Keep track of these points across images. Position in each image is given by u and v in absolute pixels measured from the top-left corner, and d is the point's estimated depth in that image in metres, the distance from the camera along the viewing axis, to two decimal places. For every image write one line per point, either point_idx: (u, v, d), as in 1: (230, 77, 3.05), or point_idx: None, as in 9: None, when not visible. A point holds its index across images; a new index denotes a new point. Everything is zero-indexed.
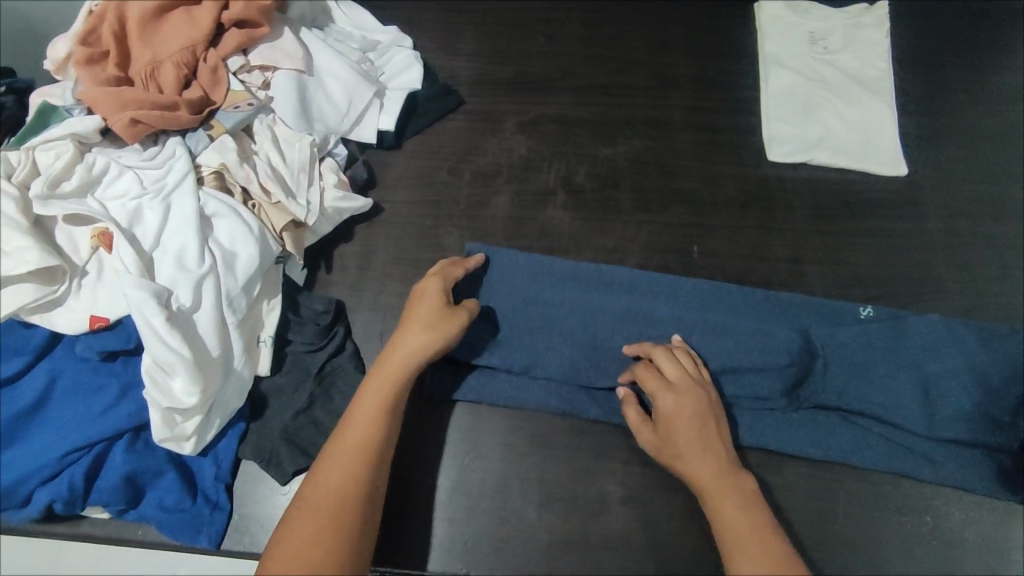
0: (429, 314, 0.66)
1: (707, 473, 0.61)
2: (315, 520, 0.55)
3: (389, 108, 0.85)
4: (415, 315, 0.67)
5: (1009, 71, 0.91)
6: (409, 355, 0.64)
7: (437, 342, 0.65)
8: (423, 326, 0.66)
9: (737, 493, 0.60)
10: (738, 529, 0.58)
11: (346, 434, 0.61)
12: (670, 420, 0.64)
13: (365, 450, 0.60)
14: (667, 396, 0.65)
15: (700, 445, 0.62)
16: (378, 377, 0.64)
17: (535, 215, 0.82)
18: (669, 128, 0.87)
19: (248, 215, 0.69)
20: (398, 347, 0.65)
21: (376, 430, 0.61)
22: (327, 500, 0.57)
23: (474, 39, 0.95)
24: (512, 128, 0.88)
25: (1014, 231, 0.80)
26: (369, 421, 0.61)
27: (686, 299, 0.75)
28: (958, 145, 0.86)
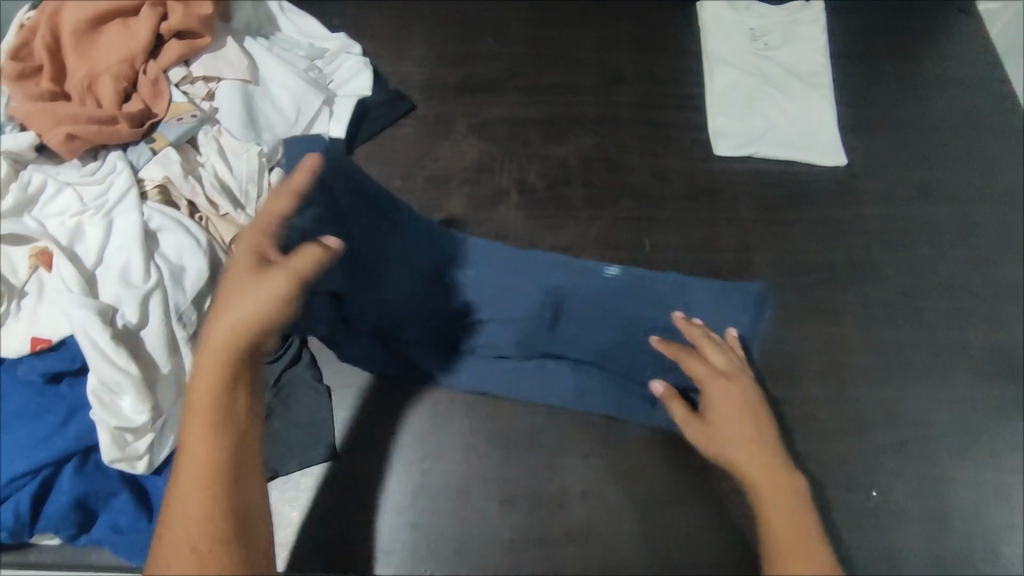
0: (234, 275, 0.49)
1: (758, 466, 0.55)
2: (181, 524, 0.42)
3: (339, 116, 0.85)
4: (231, 280, 0.48)
5: (938, 61, 0.95)
6: (234, 324, 0.47)
7: (259, 301, 0.47)
8: (243, 286, 0.48)
9: (788, 504, 0.52)
10: (785, 532, 0.50)
11: (189, 437, 0.45)
12: (717, 411, 0.60)
13: (205, 451, 0.44)
14: (717, 386, 0.62)
15: (747, 436, 0.57)
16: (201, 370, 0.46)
17: (489, 216, 0.83)
18: (617, 125, 0.89)
19: (195, 229, 0.68)
20: (221, 318, 0.47)
21: (223, 426, 0.45)
22: (189, 507, 0.43)
23: (424, 44, 0.96)
24: (463, 131, 0.89)
25: (946, 214, 0.84)
26: (200, 423, 0.45)
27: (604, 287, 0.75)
28: (891, 134, 0.89)
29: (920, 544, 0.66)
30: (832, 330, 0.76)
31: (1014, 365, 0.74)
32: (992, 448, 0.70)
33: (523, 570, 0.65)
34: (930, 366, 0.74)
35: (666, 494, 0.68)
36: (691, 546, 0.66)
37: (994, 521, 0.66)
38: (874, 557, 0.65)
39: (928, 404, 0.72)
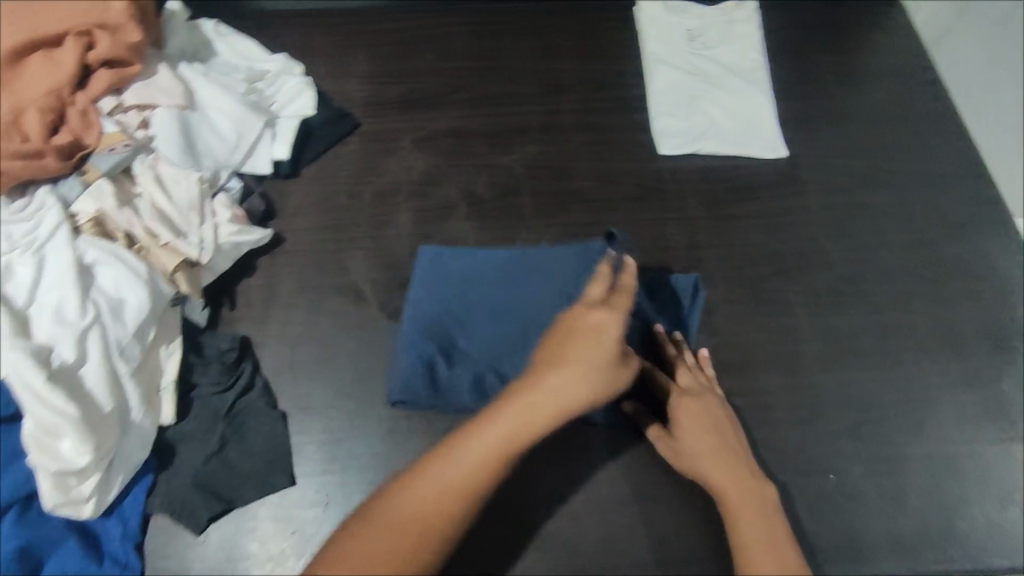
0: (603, 361, 0.59)
1: (728, 482, 0.62)
2: (409, 533, 0.53)
3: (282, 136, 0.84)
4: (577, 357, 0.59)
5: (869, 53, 0.98)
6: (552, 397, 0.58)
7: (583, 387, 0.58)
8: (577, 370, 0.58)
9: (753, 508, 0.60)
10: (752, 533, 0.58)
11: (465, 457, 0.56)
12: (691, 425, 0.65)
13: (486, 476, 0.56)
14: (691, 400, 0.66)
15: (716, 448, 0.63)
16: (528, 409, 0.58)
17: (439, 229, 0.82)
18: (562, 132, 0.90)
19: (134, 260, 0.66)
20: (544, 392, 0.58)
21: (488, 470, 0.56)
22: (420, 518, 0.54)
23: (366, 61, 0.96)
24: (409, 146, 0.89)
25: (885, 198, 0.86)
26: (495, 454, 0.57)
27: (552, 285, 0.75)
28: (829, 124, 0.92)
29: (878, 525, 0.67)
30: (783, 319, 0.77)
31: (958, 342, 0.76)
32: (940, 425, 0.71)
33: None
34: (879, 348, 0.75)
35: (628, 494, 0.68)
36: (655, 544, 0.66)
37: (946, 495, 0.68)
38: (834, 541, 0.66)
39: (879, 386, 0.73)
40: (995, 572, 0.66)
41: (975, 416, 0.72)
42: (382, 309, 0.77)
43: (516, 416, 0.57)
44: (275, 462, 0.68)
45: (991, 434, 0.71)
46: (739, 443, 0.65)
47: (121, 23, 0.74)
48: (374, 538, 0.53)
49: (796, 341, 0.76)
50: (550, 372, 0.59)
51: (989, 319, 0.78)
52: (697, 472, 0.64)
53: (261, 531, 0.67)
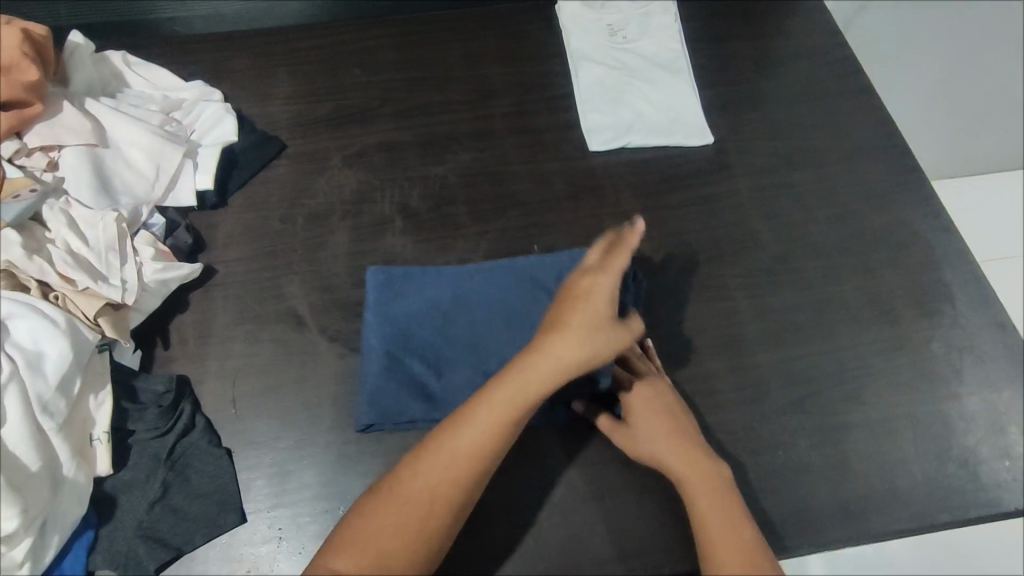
0: (599, 325, 0.60)
1: (681, 465, 0.63)
2: (417, 505, 0.55)
3: (204, 167, 0.82)
4: (577, 324, 0.59)
5: (784, 36, 1.01)
6: (558, 366, 0.58)
7: (587, 353, 0.58)
8: (581, 335, 0.59)
9: (713, 491, 0.61)
10: (715, 516, 0.60)
11: (467, 437, 0.57)
12: (647, 414, 0.66)
13: (493, 446, 0.57)
14: (647, 388, 0.68)
15: (673, 435, 0.65)
16: (527, 378, 0.58)
17: (376, 245, 0.81)
18: (494, 137, 0.90)
19: (49, 308, 0.63)
20: (544, 358, 0.58)
21: (491, 448, 0.57)
22: (431, 489, 0.56)
23: (290, 81, 0.94)
24: (340, 164, 0.87)
25: (810, 176, 0.89)
26: (498, 423, 0.57)
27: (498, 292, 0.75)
28: (752, 108, 0.94)
29: (827, 494, 0.69)
30: (722, 303, 0.79)
31: (888, 309, 0.79)
32: (878, 390, 0.74)
33: None
34: (815, 322, 0.78)
35: (585, 492, 0.68)
36: (615, 538, 0.67)
37: (888, 457, 0.71)
38: (786, 514, 0.68)
39: (817, 358, 0.75)
40: (939, 527, 0.69)
41: (909, 378, 0.75)
42: (323, 333, 0.76)
43: (513, 387, 0.58)
44: (223, 502, 0.66)
45: (925, 394, 0.74)
46: (694, 430, 0.66)
47: (13, 62, 0.70)
48: (385, 512, 0.55)
49: (736, 323, 0.77)
50: (551, 342, 0.59)
51: (915, 284, 0.81)
52: (657, 460, 0.65)
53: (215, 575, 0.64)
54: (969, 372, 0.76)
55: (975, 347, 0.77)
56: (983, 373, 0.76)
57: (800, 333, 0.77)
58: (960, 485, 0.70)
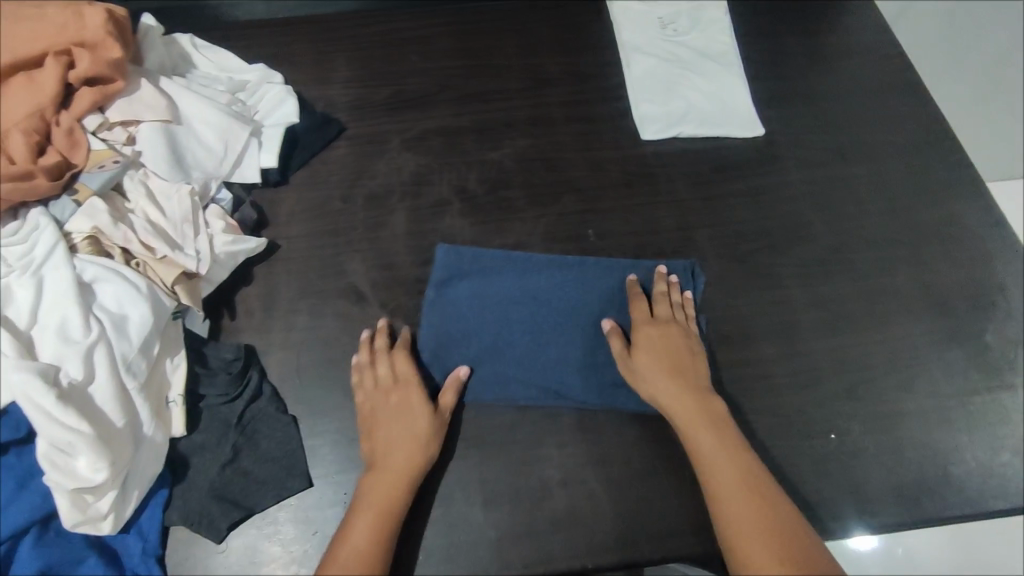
0: (395, 421, 0.68)
1: (680, 398, 0.68)
2: None
3: (269, 145, 0.85)
4: (377, 435, 0.68)
5: (835, 32, 1.02)
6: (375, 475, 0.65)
7: (394, 447, 0.67)
8: (377, 443, 0.67)
9: (713, 428, 0.66)
10: (711, 453, 0.64)
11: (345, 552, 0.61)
12: (650, 354, 0.70)
13: (373, 551, 0.61)
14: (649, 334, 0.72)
15: (677, 375, 0.69)
16: (365, 498, 0.64)
17: (435, 226, 0.84)
18: (548, 124, 0.92)
19: (133, 275, 0.66)
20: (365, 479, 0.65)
21: (372, 554, 0.61)
22: None
23: (348, 67, 0.97)
24: (398, 147, 0.89)
25: (863, 169, 0.89)
26: (367, 536, 0.61)
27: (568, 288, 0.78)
28: (803, 101, 0.95)
29: (880, 478, 0.70)
30: (774, 291, 0.80)
31: (940, 300, 0.80)
32: (931, 380, 0.75)
33: (514, 566, 0.67)
34: (867, 312, 0.79)
35: (641, 468, 0.70)
36: (672, 513, 0.69)
37: (942, 445, 0.72)
38: (838, 497, 0.69)
39: (868, 347, 0.76)
40: (990, 514, 0.70)
41: (962, 369, 0.76)
42: (384, 308, 0.78)
43: (359, 510, 0.63)
44: (290, 467, 0.69)
45: (979, 385, 0.75)
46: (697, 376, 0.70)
47: (98, 40, 0.73)
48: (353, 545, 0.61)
49: (788, 311, 0.78)
50: (380, 447, 0.67)
51: (970, 278, 0.81)
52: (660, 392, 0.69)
53: (284, 534, 0.67)
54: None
55: None
56: None
57: (852, 322, 0.78)
58: (1012, 474, 0.71)
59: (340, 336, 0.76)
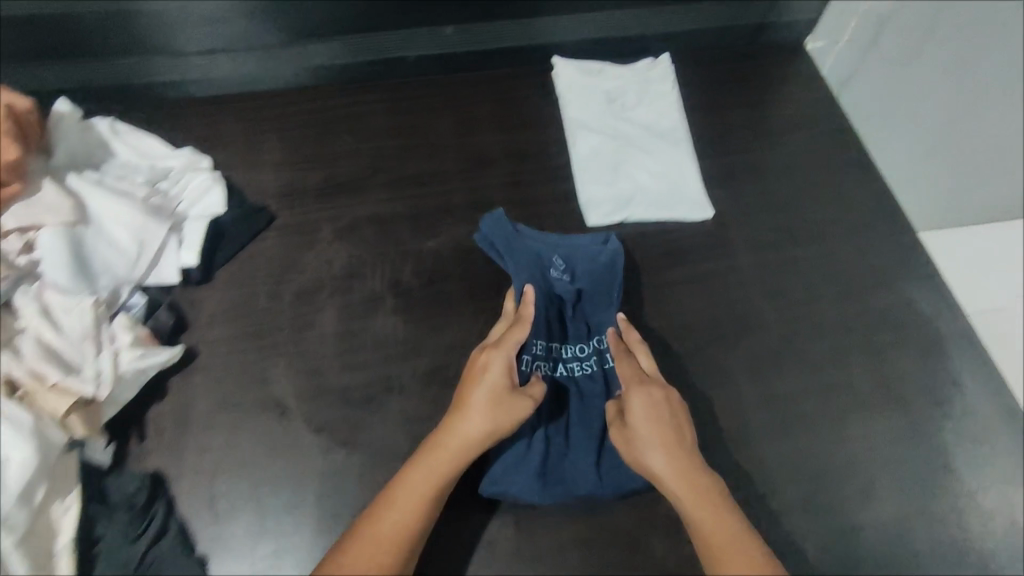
0: (499, 400, 0.64)
1: (679, 479, 0.63)
2: None
3: (189, 243, 0.80)
4: (476, 398, 0.64)
5: (779, 103, 1.01)
6: (464, 439, 0.63)
7: (492, 427, 0.63)
8: (480, 409, 0.64)
9: (711, 506, 0.62)
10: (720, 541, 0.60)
11: (408, 485, 0.62)
12: (642, 411, 0.66)
13: (408, 530, 0.60)
14: (636, 390, 0.67)
15: (669, 444, 0.64)
16: (434, 458, 0.63)
17: (366, 325, 0.78)
18: (489, 209, 0.89)
19: (15, 412, 0.60)
20: (454, 433, 0.64)
21: (408, 526, 0.60)
22: (377, 552, 0.59)
23: (280, 150, 0.94)
24: (330, 237, 0.85)
25: (813, 251, 0.87)
26: (419, 504, 0.61)
27: (579, 346, 0.78)
28: (750, 177, 0.93)
29: None
30: (725, 390, 0.76)
31: (897, 396, 0.76)
32: (886, 487, 0.72)
33: None
34: (821, 411, 0.75)
35: None
36: None
37: (893, 560, 0.69)
38: None
39: (820, 451, 0.73)
40: None
41: (918, 473, 0.73)
42: (307, 424, 0.72)
43: (422, 476, 0.62)
44: None
45: (935, 492, 0.72)
46: (701, 466, 0.64)
47: None
48: (409, 493, 0.62)
49: (740, 413, 0.75)
50: (461, 407, 0.65)
51: (926, 369, 0.79)
52: (662, 482, 0.64)
53: None
54: (977, 465, 0.74)
55: (985, 439, 0.75)
56: (993, 467, 0.74)
57: (806, 424, 0.74)
58: None
59: (260, 457, 0.70)
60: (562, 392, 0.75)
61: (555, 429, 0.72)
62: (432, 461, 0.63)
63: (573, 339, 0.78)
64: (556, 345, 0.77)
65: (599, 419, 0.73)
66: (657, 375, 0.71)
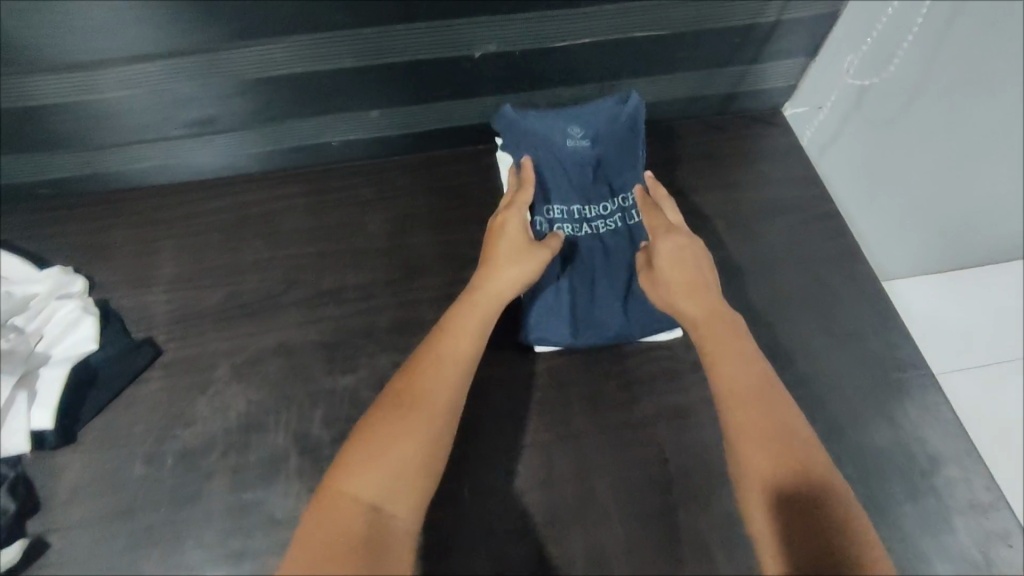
0: (522, 247, 0.69)
1: (709, 317, 0.64)
2: (427, 406, 0.58)
3: (43, 397, 0.65)
4: (503, 252, 0.68)
5: (759, 183, 0.89)
6: (500, 282, 0.67)
7: (524, 269, 0.67)
8: (507, 259, 0.68)
9: (743, 355, 0.62)
10: (742, 384, 0.60)
11: (454, 330, 0.64)
12: (669, 251, 0.69)
13: (462, 371, 0.61)
14: (661, 236, 0.70)
15: (695, 289, 0.66)
16: (473, 305, 0.66)
17: (264, 495, 0.66)
18: (419, 331, 0.76)
19: None
20: (487, 280, 0.67)
21: (460, 373, 0.61)
22: (436, 389, 0.59)
23: (175, 260, 0.80)
24: (227, 376, 0.72)
25: (800, 372, 0.75)
26: (468, 350, 0.63)
27: (603, 206, 0.80)
28: (726, 280, 0.80)
29: None
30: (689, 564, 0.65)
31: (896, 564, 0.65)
32: None
33: None
34: None
35: None
36: None
37: None
38: None
39: None
40: None
41: None
42: None
43: (471, 316, 0.65)
44: None
45: None
46: (728, 311, 0.65)
47: None
48: (456, 346, 0.62)
49: None
50: (490, 262, 0.68)
51: (931, 527, 0.67)
52: (687, 321, 0.65)
53: None
54: None
55: None
56: None
57: None
58: None
59: None
60: (588, 245, 0.78)
61: (581, 277, 0.76)
62: (472, 313, 0.65)
63: (595, 200, 0.80)
64: (579, 207, 0.80)
65: (625, 268, 0.77)
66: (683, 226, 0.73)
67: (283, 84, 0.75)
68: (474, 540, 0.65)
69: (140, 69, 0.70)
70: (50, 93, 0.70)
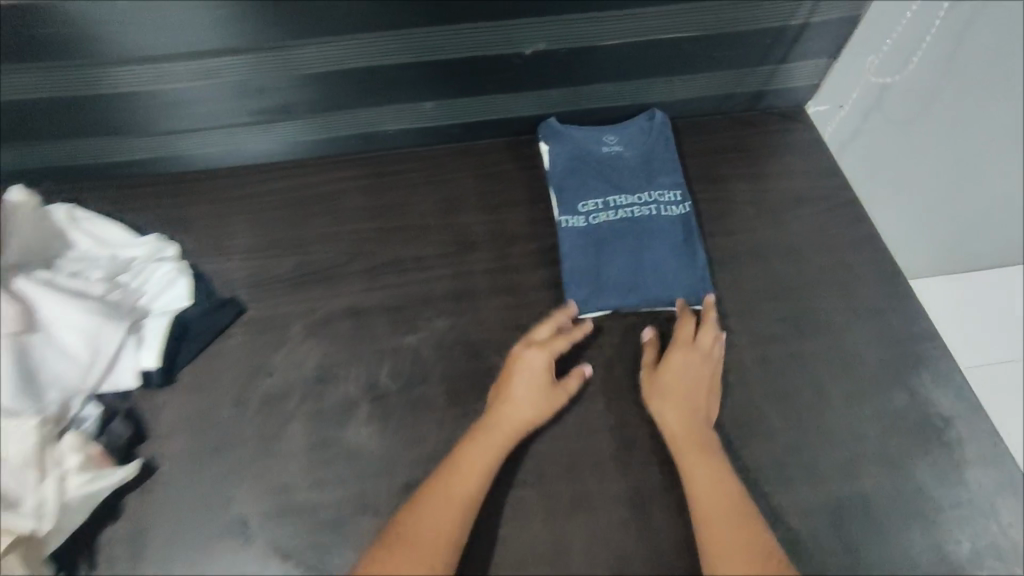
0: (540, 391, 0.74)
1: (688, 434, 0.72)
2: (427, 545, 0.64)
3: (149, 342, 0.75)
4: (520, 393, 0.73)
5: (783, 174, 0.96)
6: (514, 424, 0.72)
7: (537, 412, 0.73)
8: (529, 403, 0.72)
9: (713, 469, 0.70)
10: (710, 501, 0.68)
11: (464, 469, 0.69)
12: (676, 366, 0.76)
13: (466, 514, 0.66)
14: (676, 351, 0.77)
15: (691, 413, 0.73)
16: (487, 443, 0.70)
17: (339, 435, 0.74)
18: (473, 298, 0.84)
19: None
20: (502, 420, 0.72)
21: (462, 517, 0.66)
22: (437, 532, 0.64)
23: (251, 233, 0.89)
24: (302, 334, 0.80)
25: (821, 343, 0.81)
26: (474, 493, 0.67)
27: (637, 195, 0.89)
28: (752, 260, 0.88)
29: None
30: None
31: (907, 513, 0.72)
32: None
33: None
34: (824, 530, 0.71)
35: None
36: None
37: None
38: None
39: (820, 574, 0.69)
40: None
41: None
42: (272, 550, 0.68)
43: (481, 456, 0.69)
44: None
45: None
46: (711, 436, 0.73)
47: None
48: (463, 485, 0.68)
49: None
50: (506, 400, 0.73)
51: (942, 482, 0.74)
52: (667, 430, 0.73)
53: None
54: None
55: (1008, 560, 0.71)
56: None
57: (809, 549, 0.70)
58: None
59: None
60: (622, 226, 0.86)
61: (621, 252, 0.84)
62: (482, 453, 0.70)
63: (629, 189, 0.89)
64: (614, 197, 0.89)
65: (659, 246, 0.85)
66: (713, 350, 0.78)
67: (354, 76, 0.84)
68: (524, 481, 0.73)
69: (219, 62, 0.79)
70: (125, 82, 0.79)
